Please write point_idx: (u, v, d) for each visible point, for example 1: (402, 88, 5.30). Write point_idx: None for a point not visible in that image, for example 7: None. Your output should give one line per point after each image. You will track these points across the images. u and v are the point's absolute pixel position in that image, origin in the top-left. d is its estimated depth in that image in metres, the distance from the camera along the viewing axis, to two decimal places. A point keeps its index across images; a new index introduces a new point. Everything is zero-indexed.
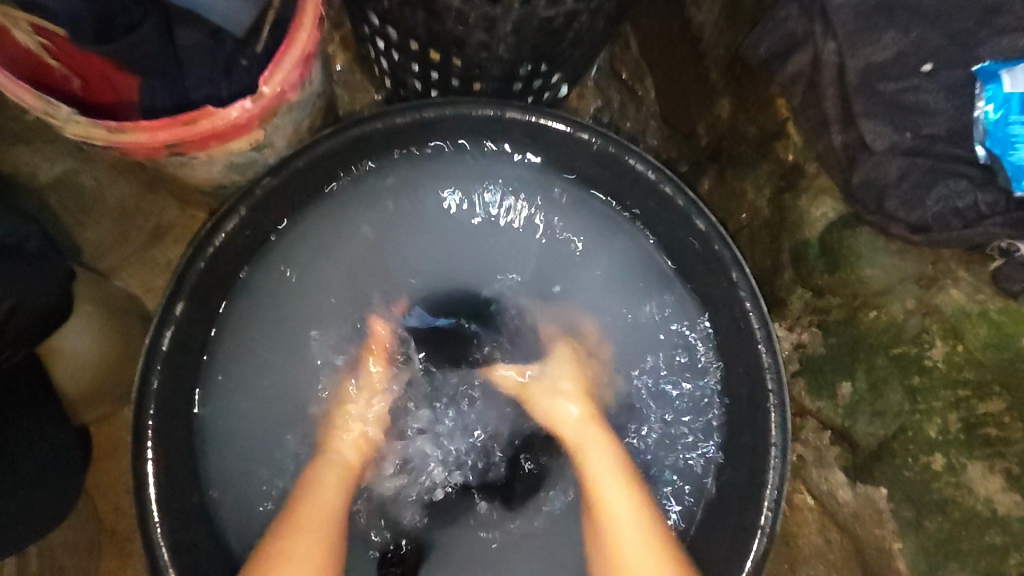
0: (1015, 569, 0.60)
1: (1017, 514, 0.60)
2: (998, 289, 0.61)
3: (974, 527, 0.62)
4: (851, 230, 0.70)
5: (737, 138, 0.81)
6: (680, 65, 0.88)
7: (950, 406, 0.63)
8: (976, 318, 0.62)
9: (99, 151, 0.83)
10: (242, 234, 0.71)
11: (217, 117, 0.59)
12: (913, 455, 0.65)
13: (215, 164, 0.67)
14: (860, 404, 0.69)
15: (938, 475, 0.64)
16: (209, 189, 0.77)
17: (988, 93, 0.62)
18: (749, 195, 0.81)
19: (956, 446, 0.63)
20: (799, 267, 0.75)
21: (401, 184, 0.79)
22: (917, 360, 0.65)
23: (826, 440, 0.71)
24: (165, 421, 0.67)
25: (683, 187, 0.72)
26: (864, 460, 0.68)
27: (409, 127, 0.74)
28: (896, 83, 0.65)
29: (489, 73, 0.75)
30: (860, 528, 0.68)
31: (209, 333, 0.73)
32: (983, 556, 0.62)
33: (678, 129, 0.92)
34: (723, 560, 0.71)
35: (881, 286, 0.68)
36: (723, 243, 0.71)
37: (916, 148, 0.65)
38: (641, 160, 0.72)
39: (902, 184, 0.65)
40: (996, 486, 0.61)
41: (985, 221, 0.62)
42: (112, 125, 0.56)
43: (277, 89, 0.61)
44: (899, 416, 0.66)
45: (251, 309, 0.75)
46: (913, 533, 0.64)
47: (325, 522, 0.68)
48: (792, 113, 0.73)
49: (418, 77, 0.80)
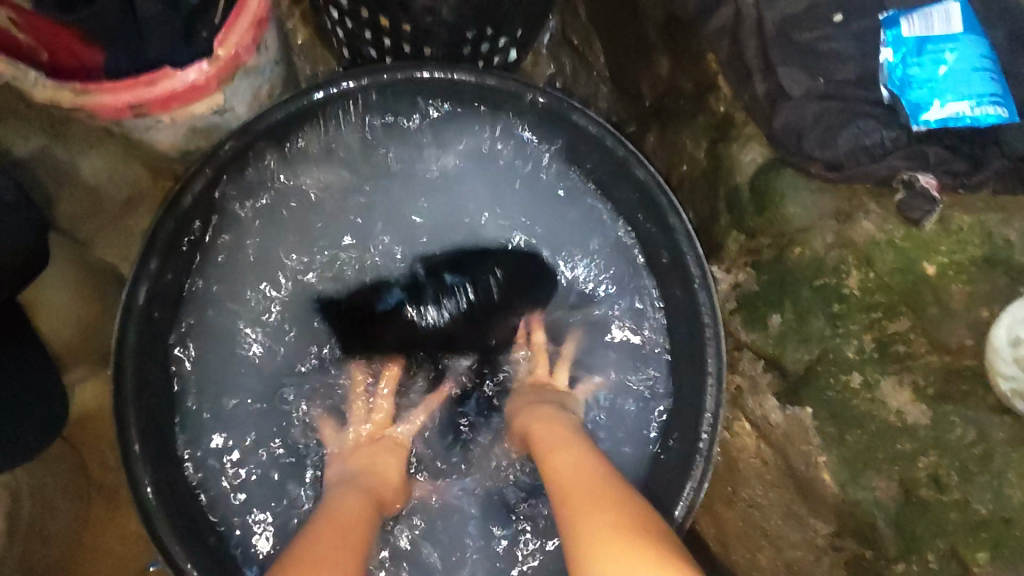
0: (924, 472, 0.66)
1: (924, 421, 0.66)
2: (904, 218, 0.67)
3: (888, 437, 0.68)
4: (776, 172, 0.75)
5: (676, 95, 0.87)
6: (622, 28, 0.92)
7: (865, 328, 0.69)
8: (883, 246, 0.68)
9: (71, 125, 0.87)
10: (208, 195, 0.75)
11: (176, 77, 0.65)
12: (834, 375, 0.70)
13: (179, 127, 0.73)
14: (788, 333, 0.74)
15: (856, 392, 0.69)
16: (177, 155, 0.82)
17: (889, 38, 0.68)
18: (688, 147, 0.86)
19: (870, 363, 0.69)
20: (733, 211, 0.80)
21: (368, 150, 0.86)
22: (836, 290, 0.71)
23: (760, 368, 0.77)
24: (143, 371, 0.72)
25: (623, 139, 0.77)
26: (793, 384, 0.74)
27: (364, 92, 0.79)
28: (811, 32, 0.70)
29: (436, 38, 0.81)
30: (791, 447, 0.73)
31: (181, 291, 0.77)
32: (896, 462, 0.67)
33: (624, 90, 0.97)
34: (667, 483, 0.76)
35: (803, 223, 0.73)
36: (661, 190, 0.76)
37: (829, 92, 0.70)
38: (584, 116, 0.77)
39: (818, 126, 0.70)
40: (906, 398, 0.67)
41: (888, 157, 0.67)
42: (78, 87, 0.62)
43: (232, 51, 0.67)
44: (821, 341, 0.71)
45: (223, 270, 0.81)
46: (835, 447, 0.70)
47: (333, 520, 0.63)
48: (720, 67, 0.78)
49: (372, 45, 0.85)
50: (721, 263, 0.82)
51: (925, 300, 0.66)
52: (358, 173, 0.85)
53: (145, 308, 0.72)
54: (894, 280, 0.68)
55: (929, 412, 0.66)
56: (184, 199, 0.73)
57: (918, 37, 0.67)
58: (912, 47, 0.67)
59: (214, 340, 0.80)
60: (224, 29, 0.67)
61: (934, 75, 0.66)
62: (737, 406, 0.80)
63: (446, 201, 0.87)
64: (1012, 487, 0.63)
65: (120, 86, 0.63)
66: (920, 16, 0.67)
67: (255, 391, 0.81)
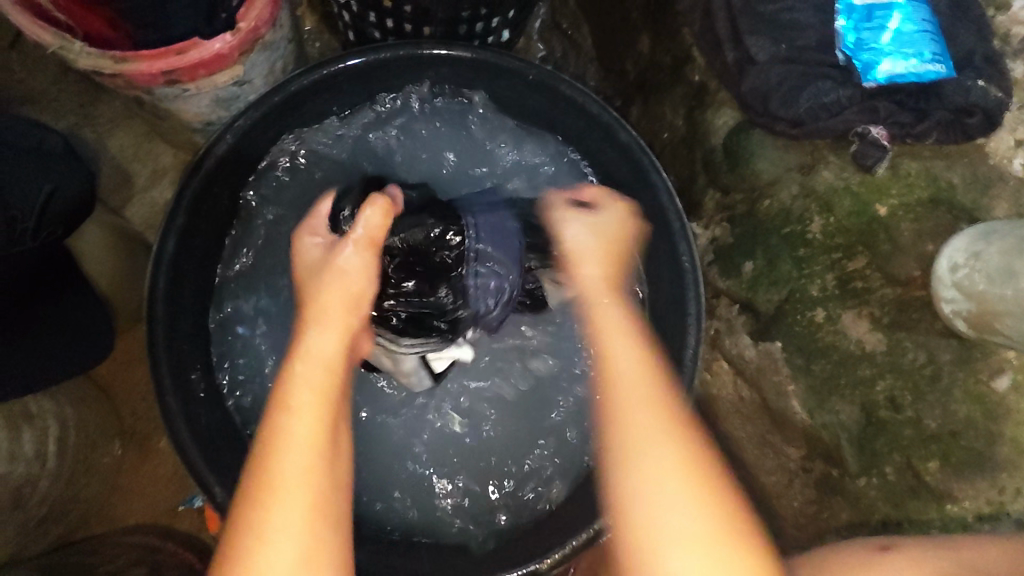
0: (882, 394, 0.73)
1: (881, 349, 0.74)
2: (858, 166, 0.75)
3: (850, 365, 0.75)
4: (746, 133, 0.83)
5: (656, 69, 0.94)
6: (606, 10, 1.00)
7: (827, 268, 0.76)
8: (841, 192, 0.75)
9: (99, 104, 0.94)
10: (229, 160, 0.83)
11: (204, 47, 0.72)
12: (801, 312, 0.77)
13: (204, 97, 0.80)
14: (760, 278, 0.81)
15: (820, 326, 0.76)
16: (198, 127, 0.89)
17: (841, 7, 0.76)
18: (668, 116, 0.94)
19: (832, 299, 0.76)
20: (710, 170, 0.88)
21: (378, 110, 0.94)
22: (801, 235, 0.78)
23: (735, 311, 0.84)
24: (172, 318, 0.79)
25: (607, 106, 0.84)
26: (765, 324, 0.81)
27: (372, 67, 0.86)
28: (774, 5, 0.78)
29: (436, 17, 0.89)
30: (764, 378, 0.80)
31: (204, 249, 0.85)
32: (858, 387, 0.75)
33: (609, 69, 1.05)
34: None
35: (770, 177, 0.81)
36: (642, 151, 0.83)
37: (791, 57, 0.77)
38: (571, 86, 0.85)
39: (782, 87, 0.77)
40: (865, 328, 0.74)
41: (846, 111, 0.74)
42: (117, 56, 0.69)
43: (252, 24, 0.74)
44: (789, 282, 0.79)
45: (252, 234, 0.91)
46: (803, 375, 0.77)
47: (320, 392, 0.58)
48: (694, 39, 0.86)
49: (376, 27, 0.93)
50: (700, 221, 0.91)
51: (879, 239, 0.73)
52: (374, 151, 0.95)
53: (172, 262, 0.78)
54: (851, 223, 0.75)
55: (885, 339, 0.73)
56: (206, 162, 0.79)
57: (867, 4, 0.75)
58: (860, 14, 0.75)
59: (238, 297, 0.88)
60: (245, 4, 0.73)
61: (880, 39, 0.74)
62: (716, 348, 0.88)
63: (454, 174, 0.96)
64: (958, 403, 0.70)
65: (154, 55, 0.70)
66: None
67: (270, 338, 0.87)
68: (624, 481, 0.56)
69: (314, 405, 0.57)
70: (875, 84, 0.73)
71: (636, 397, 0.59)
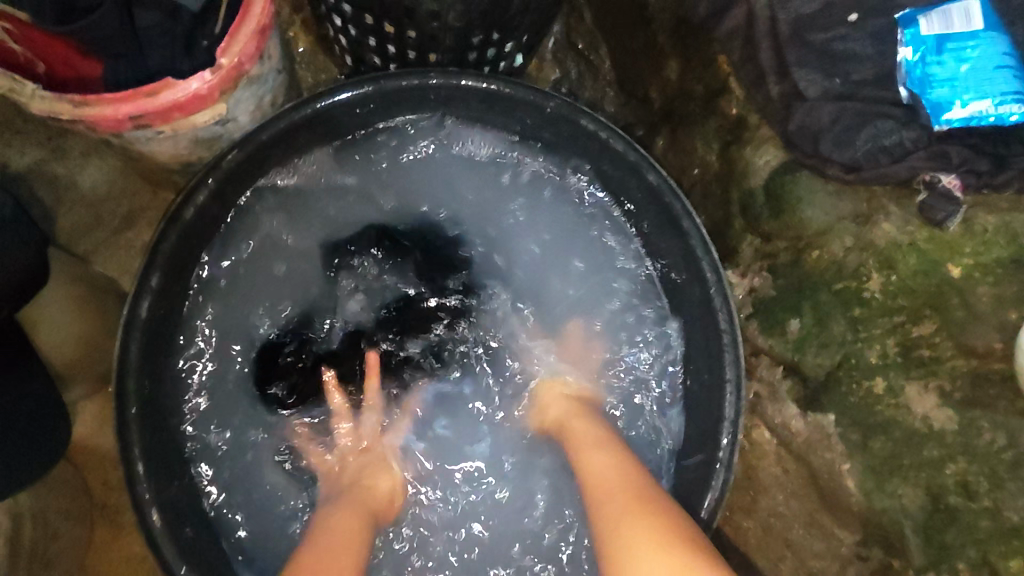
0: (952, 479, 0.65)
1: (952, 427, 0.65)
2: (925, 220, 0.66)
3: (915, 444, 0.66)
4: (791, 175, 0.74)
5: (686, 98, 0.85)
6: (629, 30, 0.91)
7: (888, 332, 0.67)
8: (905, 248, 0.67)
9: (70, 137, 0.85)
10: (211, 207, 0.74)
11: (179, 88, 0.63)
12: (857, 381, 0.69)
13: (182, 138, 0.71)
14: (808, 338, 0.72)
15: (880, 398, 0.68)
16: (178, 166, 0.80)
17: (908, 37, 0.67)
18: (699, 150, 0.85)
19: (894, 368, 0.67)
20: (747, 214, 0.79)
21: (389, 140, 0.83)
22: (857, 294, 0.69)
23: (779, 374, 0.75)
24: (147, 388, 0.70)
25: (634, 143, 0.75)
26: (813, 392, 0.72)
27: (371, 99, 0.77)
28: (826, 32, 0.69)
29: (442, 44, 0.79)
30: (813, 454, 0.71)
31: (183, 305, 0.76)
32: (924, 469, 0.66)
33: (631, 95, 0.96)
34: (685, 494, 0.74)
35: (820, 226, 0.72)
36: (673, 195, 0.74)
37: (845, 93, 0.68)
38: (594, 121, 0.76)
39: (835, 128, 0.68)
40: (932, 404, 0.66)
41: (910, 155, 0.66)
42: (77, 99, 0.60)
43: (234, 60, 0.65)
44: (843, 346, 0.70)
45: (240, 283, 0.82)
46: (860, 454, 0.68)
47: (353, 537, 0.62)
48: (732, 69, 0.76)
49: (376, 52, 0.84)
50: (736, 268, 0.82)
51: (950, 302, 0.65)
52: (370, 192, 0.85)
53: (147, 326, 0.69)
54: (916, 283, 0.66)
55: (957, 417, 0.65)
56: (186, 211, 0.70)
57: (938, 35, 0.66)
58: (930, 44, 0.66)
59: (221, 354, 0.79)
60: (227, 38, 0.64)
61: (956, 73, 0.64)
62: (755, 412, 0.79)
63: (452, 226, 0.87)
64: None
65: (120, 98, 0.61)
66: (939, 14, 0.66)
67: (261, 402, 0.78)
68: (638, 540, 0.54)
69: (354, 528, 0.64)
70: (945, 126, 0.64)
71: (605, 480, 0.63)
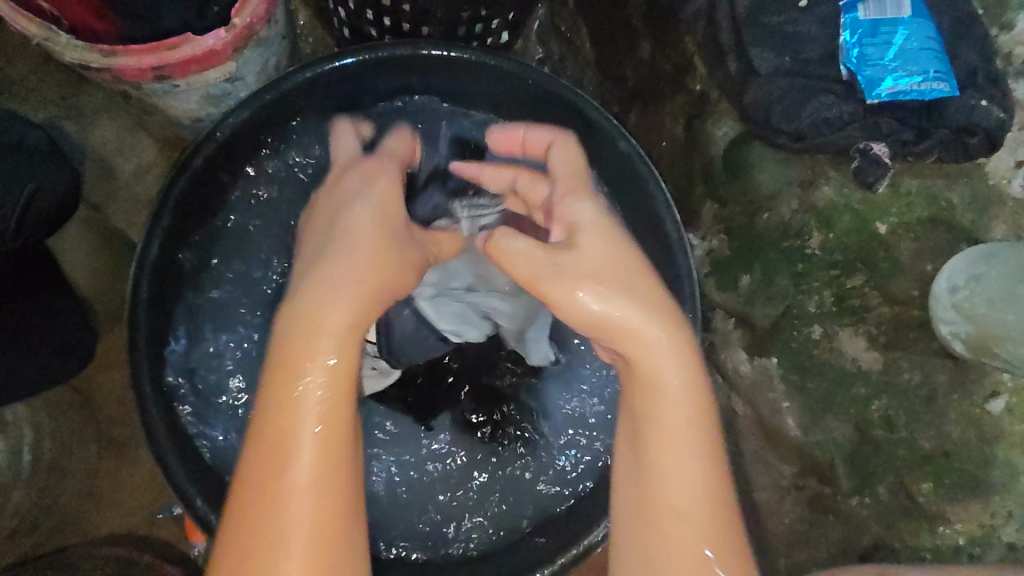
0: (876, 413, 0.73)
1: (876, 368, 0.73)
2: (860, 183, 0.74)
3: (845, 383, 0.74)
4: (747, 144, 0.82)
5: (656, 75, 0.93)
6: (607, 13, 0.99)
7: (825, 285, 0.76)
8: (841, 210, 0.75)
9: (82, 95, 0.91)
10: (219, 158, 0.81)
11: (198, 41, 0.69)
12: (797, 328, 0.77)
13: (193, 95, 0.78)
14: (756, 293, 0.81)
15: (817, 343, 0.76)
16: (187, 123, 0.86)
17: (846, 21, 0.75)
18: (668, 123, 0.93)
19: (829, 317, 0.75)
20: (708, 180, 0.87)
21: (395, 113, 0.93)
22: (800, 250, 0.77)
23: (732, 325, 0.83)
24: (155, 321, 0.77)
25: (606, 112, 0.83)
26: (760, 338, 0.80)
27: (370, 67, 0.84)
28: (778, 16, 0.77)
29: (434, 17, 0.87)
30: (758, 396, 0.80)
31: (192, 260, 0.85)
32: (852, 406, 0.74)
33: (609, 73, 1.03)
34: None
35: (770, 191, 0.80)
36: (640, 159, 0.82)
37: (794, 70, 0.76)
38: (573, 92, 0.83)
39: (785, 99, 0.76)
40: (862, 347, 0.74)
41: (847, 127, 0.74)
42: (104, 48, 0.66)
43: (247, 20, 0.71)
44: (786, 297, 0.78)
45: (247, 232, 0.90)
46: (798, 394, 0.77)
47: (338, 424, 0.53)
48: (696, 47, 0.85)
49: (373, 24, 0.91)
50: (698, 231, 0.90)
51: (878, 257, 0.73)
52: None
53: (156, 265, 0.77)
54: (850, 239, 0.74)
55: (881, 358, 0.73)
56: (196, 161, 0.78)
57: (873, 21, 0.74)
58: (865, 29, 0.74)
59: (220, 316, 0.88)
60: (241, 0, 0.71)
61: (887, 55, 0.72)
62: (710, 362, 0.87)
63: None
64: (952, 424, 0.70)
65: (143, 49, 0.67)
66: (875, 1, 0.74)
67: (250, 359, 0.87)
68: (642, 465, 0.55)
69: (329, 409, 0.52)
70: (877, 101, 0.72)
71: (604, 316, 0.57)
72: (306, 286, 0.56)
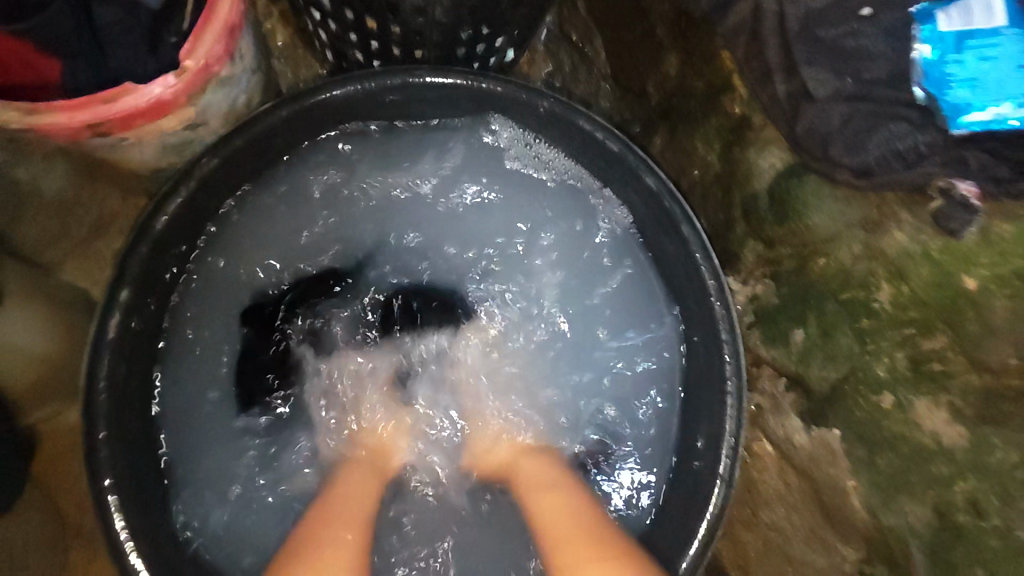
0: (961, 496, 0.63)
1: (961, 445, 0.63)
2: (939, 229, 0.62)
3: (921, 460, 0.64)
4: (798, 179, 0.71)
5: (686, 95, 0.81)
6: (625, 22, 0.87)
7: (897, 346, 0.65)
8: (919, 259, 0.63)
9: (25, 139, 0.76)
10: (185, 216, 0.69)
11: (140, 92, 0.58)
12: (863, 396, 0.67)
13: (148, 145, 0.66)
14: (812, 350, 0.70)
15: (888, 414, 0.65)
16: (150, 173, 0.75)
17: (925, 33, 0.63)
18: (699, 150, 0.82)
19: (902, 383, 0.65)
20: (750, 218, 0.76)
21: (382, 152, 0.80)
22: (864, 305, 0.67)
23: (782, 387, 0.73)
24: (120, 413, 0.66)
25: (630, 143, 0.71)
26: (819, 405, 0.70)
27: (353, 99, 0.72)
28: (836, 28, 0.65)
29: (429, 39, 0.75)
30: (817, 470, 0.70)
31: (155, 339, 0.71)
32: (931, 488, 0.64)
33: (628, 89, 0.91)
34: (682, 516, 0.71)
35: (826, 233, 0.70)
36: (672, 198, 0.70)
37: (859, 93, 0.65)
38: (590, 121, 0.71)
39: (846, 130, 0.65)
40: (942, 420, 0.63)
41: (925, 161, 0.62)
42: (27, 105, 0.55)
43: (201, 63, 0.60)
44: (850, 359, 0.68)
45: (213, 289, 0.76)
46: (865, 470, 0.67)
47: None
48: (735, 66, 0.73)
49: (358, 47, 0.79)
50: (738, 274, 0.80)
51: (966, 319, 0.61)
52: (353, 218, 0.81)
53: (116, 347, 0.65)
54: (927, 294, 0.63)
55: (967, 434, 0.62)
56: (156, 224, 0.66)
57: (956, 32, 0.62)
58: (948, 45, 0.62)
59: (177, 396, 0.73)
60: (192, 40, 0.60)
61: (975, 75, 0.62)
62: (756, 425, 0.77)
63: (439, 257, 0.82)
64: None
65: (75, 104, 0.57)
66: (957, 8, 0.63)
67: (223, 444, 0.74)
68: None
69: None
70: (964, 131, 0.61)
71: (561, 530, 0.65)
72: (325, 500, 0.69)
